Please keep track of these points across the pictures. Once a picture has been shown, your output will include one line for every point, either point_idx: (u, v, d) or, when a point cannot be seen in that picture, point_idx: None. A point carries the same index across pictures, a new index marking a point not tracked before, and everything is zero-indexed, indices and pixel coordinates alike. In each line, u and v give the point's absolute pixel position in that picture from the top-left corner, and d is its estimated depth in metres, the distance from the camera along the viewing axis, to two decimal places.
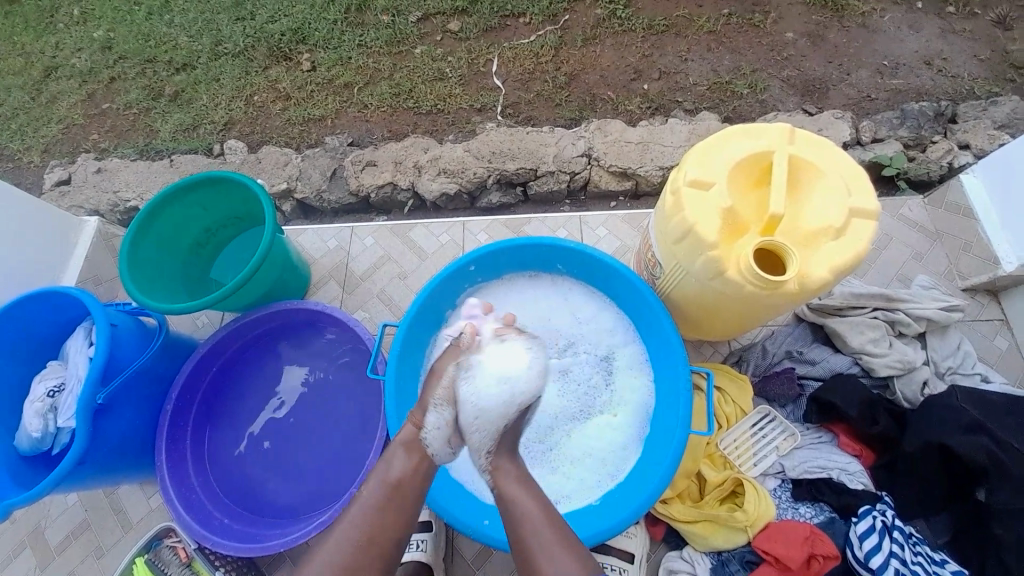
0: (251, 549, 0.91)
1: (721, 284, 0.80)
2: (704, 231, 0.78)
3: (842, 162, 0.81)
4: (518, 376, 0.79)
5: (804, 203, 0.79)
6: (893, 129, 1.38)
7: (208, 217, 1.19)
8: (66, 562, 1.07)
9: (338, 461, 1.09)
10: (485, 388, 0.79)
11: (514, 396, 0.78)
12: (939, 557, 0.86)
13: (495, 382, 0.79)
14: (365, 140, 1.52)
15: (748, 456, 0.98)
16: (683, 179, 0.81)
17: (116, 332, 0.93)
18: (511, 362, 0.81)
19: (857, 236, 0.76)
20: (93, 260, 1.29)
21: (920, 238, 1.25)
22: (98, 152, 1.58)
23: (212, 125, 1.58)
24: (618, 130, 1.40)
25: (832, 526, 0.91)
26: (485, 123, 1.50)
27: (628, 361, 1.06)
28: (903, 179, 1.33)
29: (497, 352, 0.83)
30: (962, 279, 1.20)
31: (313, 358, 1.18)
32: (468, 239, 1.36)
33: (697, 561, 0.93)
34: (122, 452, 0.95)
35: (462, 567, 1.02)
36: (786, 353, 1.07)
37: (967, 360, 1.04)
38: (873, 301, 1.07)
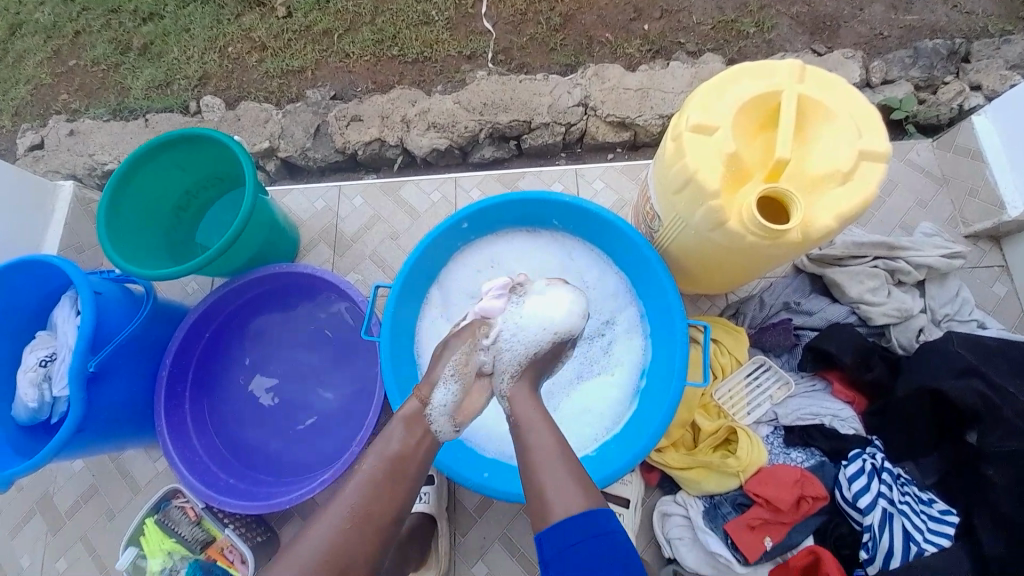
0: (259, 506, 0.94)
1: (721, 235, 0.78)
2: (705, 179, 0.74)
3: (853, 101, 0.77)
4: (558, 317, 0.86)
5: (811, 147, 0.75)
6: (905, 69, 1.30)
7: (188, 178, 1.14)
8: (82, 522, 1.11)
9: (338, 422, 1.11)
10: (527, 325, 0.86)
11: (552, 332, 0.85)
12: (925, 498, 0.89)
13: (538, 319, 0.86)
14: (348, 93, 1.44)
15: (742, 405, 0.99)
16: (685, 124, 0.77)
17: (102, 301, 0.91)
18: (557, 304, 0.88)
19: (863, 181, 0.73)
20: (74, 226, 1.24)
21: (926, 184, 1.21)
22: (69, 113, 1.50)
23: (186, 80, 1.48)
24: (616, 76, 1.32)
25: (822, 469, 0.93)
26: (475, 71, 1.42)
27: (626, 318, 1.05)
28: (911, 123, 1.28)
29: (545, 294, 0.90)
30: (965, 226, 1.17)
31: (307, 321, 1.17)
32: (460, 197, 1.32)
33: (690, 504, 0.96)
34: (122, 419, 0.96)
35: (464, 516, 1.06)
36: (784, 305, 1.06)
37: (965, 307, 1.04)
38: (874, 251, 1.04)
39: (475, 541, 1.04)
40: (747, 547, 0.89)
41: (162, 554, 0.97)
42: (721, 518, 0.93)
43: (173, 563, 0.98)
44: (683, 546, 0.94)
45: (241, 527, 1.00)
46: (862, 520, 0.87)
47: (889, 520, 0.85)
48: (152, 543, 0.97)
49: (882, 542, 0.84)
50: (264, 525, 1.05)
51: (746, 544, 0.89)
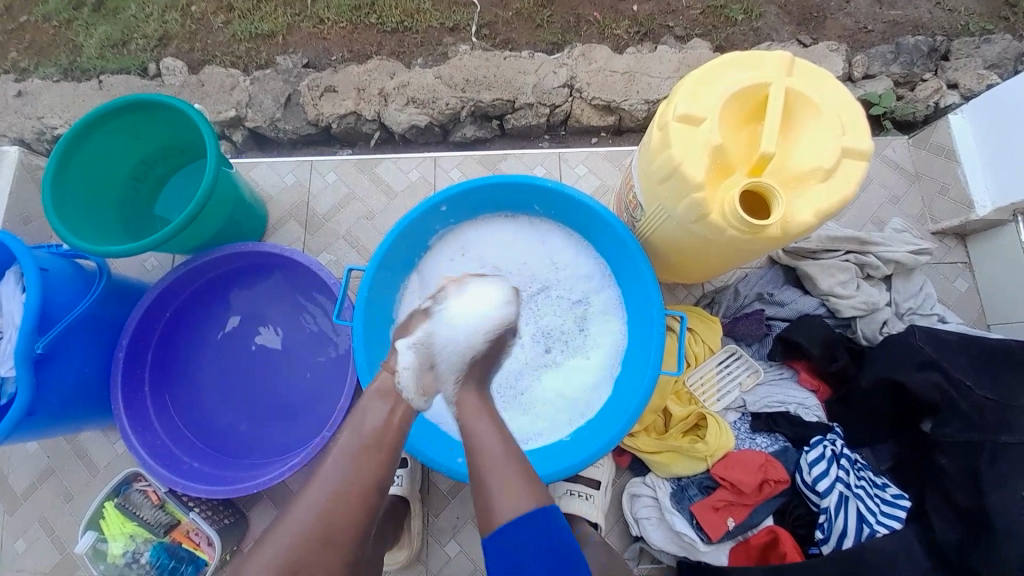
0: (225, 491, 0.92)
1: (703, 228, 0.77)
2: (690, 171, 0.73)
3: (839, 98, 0.76)
4: (485, 313, 0.82)
5: (796, 143, 0.75)
6: (886, 64, 1.31)
7: (141, 147, 1.06)
8: (36, 505, 1.05)
9: (306, 407, 1.08)
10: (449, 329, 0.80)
11: (483, 328, 0.81)
12: (880, 482, 0.93)
13: (466, 317, 0.81)
14: (322, 62, 1.36)
15: (712, 392, 1.01)
16: (672, 113, 0.75)
17: (48, 278, 0.85)
18: (484, 298, 0.83)
19: (846, 179, 0.73)
20: (19, 194, 1.15)
21: (900, 180, 1.24)
22: (16, 73, 1.37)
23: (144, 40, 1.37)
24: (603, 57, 1.29)
25: (785, 454, 0.96)
26: (458, 45, 1.36)
27: (604, 306, 1.04)
28: (888, 119, 1.30)
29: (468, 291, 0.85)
30: (934, 223, 1.21)
31: (276, 303, 1.12)
32: (439, 177, 1.27)
33: (659, 486, 0.97)
34: (76, 402, 0.90)
35: (437, 499, 1.06)
36: (757, 295, 1.07)
37: (927, 301, 1.07)
38: (846, 244, 1.06)
39: (448, 523, 1.04)
40: (709, 526, 0.91)
41: (124, 538, 0.92)
42: (687, 500, 0.95)
43: (136, 547, 0.93)
44: (651, 525, 0.96)
45: (206, 510, 0.98)
46: (819, 502, 0.91)
47: (844, 503, 0.89)
48: (112, 527, 0.92)
49: (837, 522, 0.89)
50: (231, 508, 1.02)
51: (710, 524, 0.91)
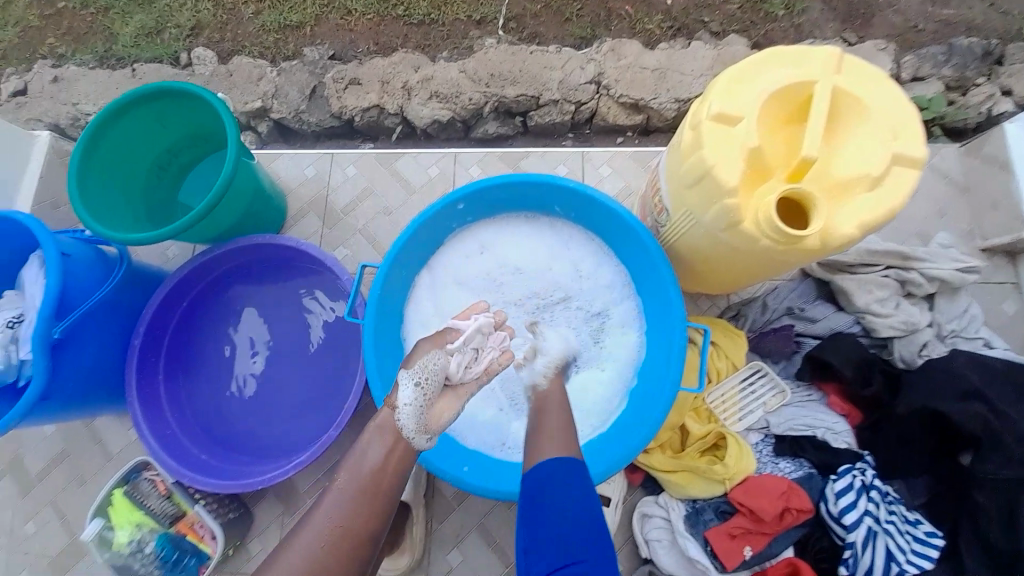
0: (229, 486, 0.93)
1: (734, 237, 0.73)
2: (723, 175, 0.69)
3: (891, 100, 0.71)
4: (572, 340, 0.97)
5: (841, 147, 0.69)
6: (937, 66, 1.22)
7: (168, 136, 1.08)
8: (54, 485, 1.09)
9: (317, 403, 1.08)
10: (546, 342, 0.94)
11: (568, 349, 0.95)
12: (913, 518, 0.87)
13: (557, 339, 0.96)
14: (348, 54, 1.35)
15: (734, 411, 0.96)
16: (706, 112, 0.71)
17: (69, 263, 0.86)
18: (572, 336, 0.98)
19: (894, 189, 0.68)
20: (49, 179, 1.18)
21: (948, 191, 1.16)
22: (54, 59, 1.40)
23: (177, 29, 1.39)
24: (633, 53, 1.24)
25: (810, 481, 0.90)
26: (484, 38, 1.33)
27: (621, 314, 1.01)
28: (938, 125, 1.21)
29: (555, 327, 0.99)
30: (983, 239, 1.12)
31: (292, 296, 1.13)
32: (459, 173, 1.25)
33: (672, 507, 0.93)
34: (91, 386, 0.92)
35: (442, 504, 1.05)
36: (787, 310, 1.02)
37: (972, 324, 0.99)
38: (887, 259, 1.00)
39: (452, 528, 1.03)
40: (724, 555, 0.87)
41: (130, 526, 0.94)
42: (702, 524, 0.91)
43: (140, 536, 0.94)
44: (661, 548, 0.92)
45: (212, 503, 0.99)
46: (845, 536, 0.85)
47: (872, 538, 0.83)
48: (119, 516, 0.95)
49: (863, 559, 0.83)
50: (237, 502, 1.03)
51: (726, 552, 0.87)
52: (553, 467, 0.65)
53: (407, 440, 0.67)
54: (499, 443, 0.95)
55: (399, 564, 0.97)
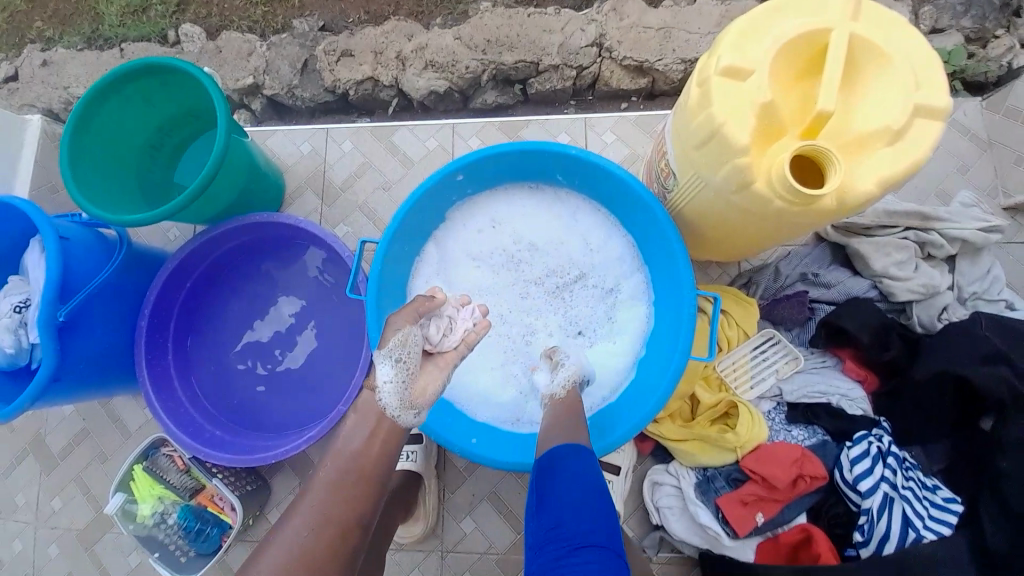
0: (244, 460, 0.94)
1: (746, 199, 0.69)
2: (734, 133, 0.65)
3: (913, 45, 0.65)
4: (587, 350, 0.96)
5: (859, 99, 0.65)
6: (955, 18, 1.14)
7: (157, 114, 1.04)
8: (74, 464, 1.11)
9: (326, 380, 1.08)
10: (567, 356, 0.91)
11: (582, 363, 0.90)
12: (930, 484, 0.86)
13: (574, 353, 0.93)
14: (338, 25, 1.29)
15: (745, 379, 0.94)
16: (715, 66, 0.66)
17: (67, 246, 0.85)
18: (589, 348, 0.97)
19: (916, 142, 0.64)
20: (46, 165, 1.16)
21: (971, 147, 1.10)
22: (43, 42, 1.36)
23: (163, 5, 1.33)
24: (636, 12, 1.18)
25: (824, 448, 0.90)
26: (479, 2, 1.26)
27: (630, 283, 0.98)
28: (959, 79, 1.14)
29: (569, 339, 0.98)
30: (1007, 197, 1.07)
31: (295, 275, 1.12)
32: (458, 145, 1.21)
33: (683, 475, 0.93)
34: (101, 370, 0.93)
35: (453, 474, 1.05)
36: (800, 276, 0.99)
37: (995, 286, 0.96)
38: (907, 221, 0.96)
39: (463, 500, 1.04)
40: (736, 521, 0.86)
41: (152, 499, 0.96)
42: (713, 492, 0.90)
43: (164, 508, 0.97)
44: (672, 515, 0.92)
45: (229, 477, 1.00)
46: (860, 502, 0.85)
47: (889, 505, 0.82)
48: (141, 490, 0.96)
49: (879, 525, 0.82)
50: (254, 474, 1.04)
51: (737, 519, 0.87)
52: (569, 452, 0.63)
53: (393, 418, 0.66)
54: (513, 419, 0.94)
55: (414, 532, 0.99)
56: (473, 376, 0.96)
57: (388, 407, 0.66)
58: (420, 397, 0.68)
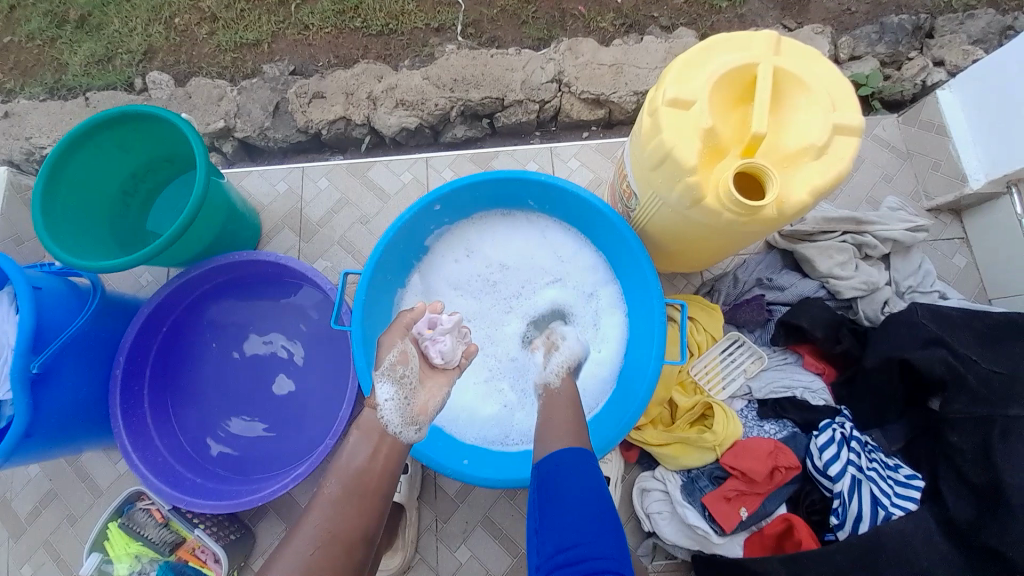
0: (227, 506, 0.91)
1: (699, 213, 0.77)
2: (683, 155, 0.72)
3: (827, 73, 0.76)
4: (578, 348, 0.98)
5: (787, 121, 0.74)
6: (871, 45, 1.30)
7: (131, 159, 1.06)
8: (40, 529, 1.04)
9: (311, 414, 1.07)
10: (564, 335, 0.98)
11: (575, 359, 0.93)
12: (893, 463, 0.92)
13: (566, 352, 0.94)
14: (308, 69, 1.35)
15: (717, 380, 1.00)
16: (661, 98, 0.75)
17: (41, 296, 0.84)
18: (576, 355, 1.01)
19: (838, 155, 0.73)
20: (10, 216, 1.14)
21: (893, 158, 1.24)
22: (2, 94, 1.36)
23: (129, 54, 1.36)
24: (590, 50, 1.28)
25: (794, 440, 0.95)
26: (444, 45, 1.35)
27: (605, 295, 1.04)
28: (877, 99, 1.30)
29: None
30: (929, 200, 1.20)
31: (276, 311, 1.12)
32: (432, 177, 1.27)
33: (669, 479, 0.96)
34: (75, 422, 0.90)
35: (446, 501, 1.05)
36: (756, 281, 1.07)
37: (927, 278, 1.07)
38: (843, 225, 1.06)
39: (458, 526, 1.04)
40: (721, 518, 0.90)
41: (129, 558, 0.92)
42: (699, 491, 0.94)
43: (142, 567, 0.92)
44: (662, 520, 0.95)
45: (212, 527, 0.96)
46: (832, 487, 0.90)
47: (857, 486, 0.88)
48: (116, 548, 0.92)
49: (851, 506, 0.88)
50: (238, 523, 1.01)
51: (722, 515, 0.90)
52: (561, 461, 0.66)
53: (396, 435, 0.70)
54: (502, 439, 0.97)
55: (393, 565, 0.96)
56: (462, 394, 1.00)
57: (391, 424, 0.70)
58: (421, 414, 0.73)
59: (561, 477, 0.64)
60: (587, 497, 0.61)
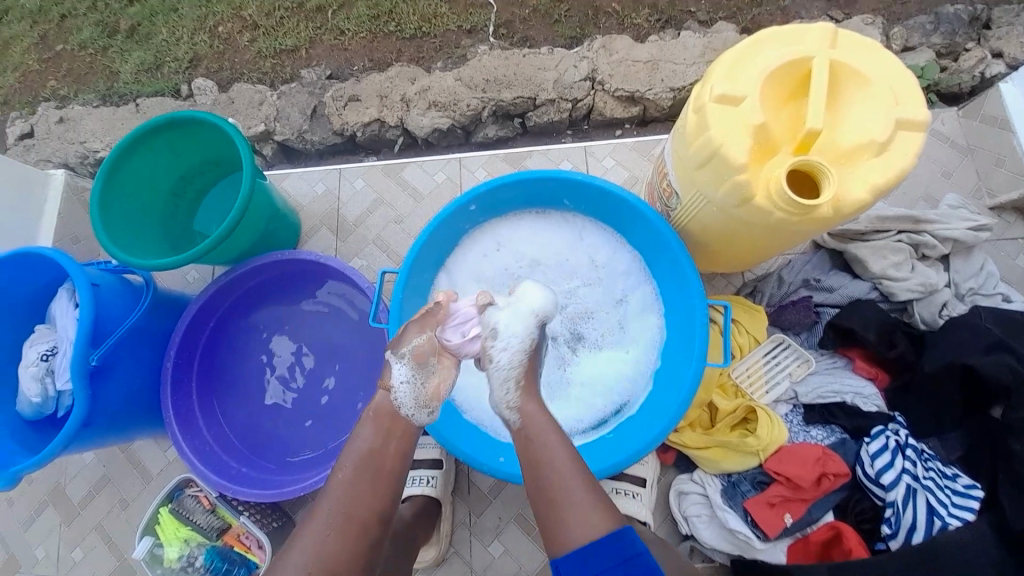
0: (271, 495, 0.93)
1: (748, 212, 0.74)
2: (731, 153, 0.70)
3: (887, 67, 0.72)
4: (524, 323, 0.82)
5: (844, 116, 0.71)
6: (925, 35, 1.24)
7: (180, 163, 1.10)
8: (92, 515, 1.10)
9: (346, 407, 1.09)
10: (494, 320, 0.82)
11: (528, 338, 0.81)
12: (950, 472, 0.87)
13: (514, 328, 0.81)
14: (345, 72, 1.38)
15: (760, 384, 0.96)
16: (709, 94, 0.72)
17: (99, 292, 0.88)
18: (608, 360, 1.01)
19: (900, 152, 0.69)
20: (67, 216, 1.20)
21: (950, 154, 1.17)
22: (58, 100, 1.43)
23: (176, 62, 1.42)
24: (624, 47, 1.26)
25: (844, 446, 0.91)
26: (476, 46, 1.36)
27: (639, 295, 1.02)
28: (934, 92, 1.22)
29: (587, 357, 1.01)
30: (991, 198, 1.13)
31: (314, 307, 1.15)
32: (465, 177, 1.27)
33: (708, 483, 0.93)
34: (127, 413, 0.93)
35: (478, 499, 1.05)
36: (803, 282, 1.03)
37: (989, 281, 1.00)
38: (898, 224, 1.01)
39: (491, 524, 1.03)
40: (766, 524, 0.87)
41: (179, 542, 0.95)
42: (740, 495, 0.91)
43: (190, 551, 0.95)
44: (701, 523, 0.92)
45: (256, 514, 0.99)
46: (884, 496, 0.86)
47: (912, 496, 0.84)
48: (167, 533, 0.95)
49: (905, 516, 0.83)
50: (278, 512, 1.04)
51: (766, 521, 0.87)
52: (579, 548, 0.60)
53: (407, 418, 0.73)
54: None
55: (428, 559, 0.97)
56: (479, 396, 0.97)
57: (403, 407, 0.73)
58: (434, 397, 0.75)
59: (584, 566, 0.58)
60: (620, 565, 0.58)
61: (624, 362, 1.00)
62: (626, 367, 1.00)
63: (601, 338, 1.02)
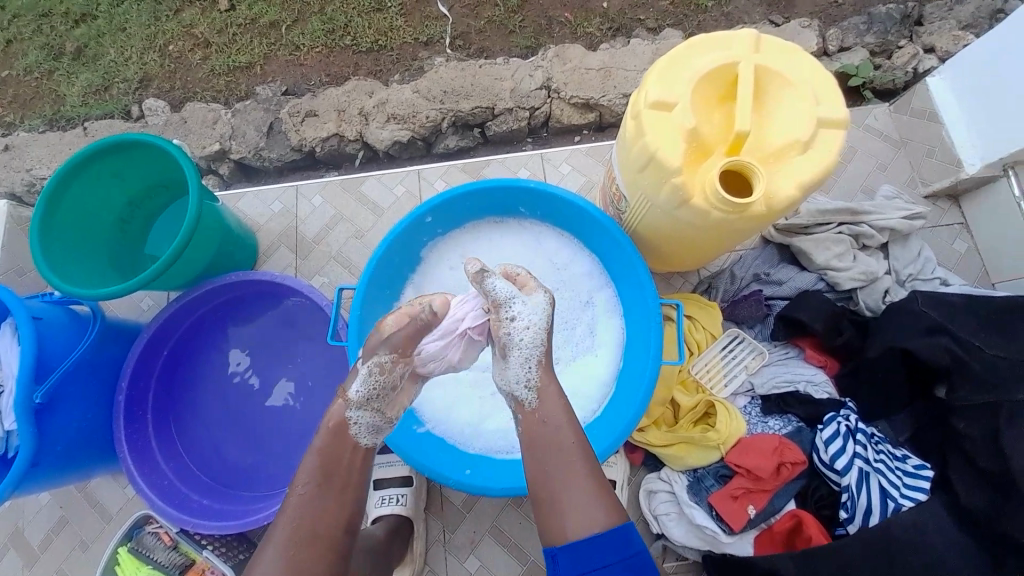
0: (234, 526, 0.91)
1: (688, 213, 0.77)
2: (667, 157, 0.73)
3: (811, 69, 0.76)
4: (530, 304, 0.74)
5: (771, 117, 0.74)
6: (860, 35, 1.30)
7: (126, 187, 1.07)
8: (50, 559, 1.05)
9: (313, 430, 1.07)
10: (498, 286, 0.74)
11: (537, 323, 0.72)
12: (899, 454, 0.92)
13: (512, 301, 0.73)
14: (301, 88, 1.37)
15: (719, 378, 0.99)
16: (644, 101, 0.75)
17: (42, 326, 0.85)
18: (578, 365, 1.01)
19: (824, 148, 0.73)
20: (12, 247, 1.15)
21: (885, 147, 1.23)
22: (2, 127, 1.38)
23: (126, 83, 1.38)
24: (578, 56, 1.29)
25: (799, 434, 0.95)
26: (433, 58, 1.37)
27: (600, 300, 1.04)
28: (869, 88, 1.29)
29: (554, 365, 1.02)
30: (925, 187, 1.20)
31: (276, 330, 1.13)
32: (425, 189, 1.28)
33: (675, 480, 0.95)
34: (78, 451, 0.90)
35: (452, 513, 1.04)
36: (754, 276, 1.06)
37: (927, 266, 1.06)
38: (838, 217, 1.06)
39: (467, 537, 1.03)
40: (730, 517, 0.89)
41: None
42: (705, 491, 0.93)
43: None
44: (671, 521, 0.94)
45: (221, 547, 0.97)
46: (840, 481, 0.89)
47: (866, 479, 0.87)
48: (127, 573, 0.93)
49: (860, 500, 0.87)
50: (247, 542, 1.01)
51: (730, 514, 0.89)
52: (579, 540, 0.61)
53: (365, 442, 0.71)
54: (507, 450, 0.96)
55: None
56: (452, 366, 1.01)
57: (359, 435, 0.71)
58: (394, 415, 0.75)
59: (582, 559, 0.61)
60: (620, 562, 0.60)
61: (591, 366, 1.01)
62: (592, 371, 1.01)
63: (567, 345, 1.03)
